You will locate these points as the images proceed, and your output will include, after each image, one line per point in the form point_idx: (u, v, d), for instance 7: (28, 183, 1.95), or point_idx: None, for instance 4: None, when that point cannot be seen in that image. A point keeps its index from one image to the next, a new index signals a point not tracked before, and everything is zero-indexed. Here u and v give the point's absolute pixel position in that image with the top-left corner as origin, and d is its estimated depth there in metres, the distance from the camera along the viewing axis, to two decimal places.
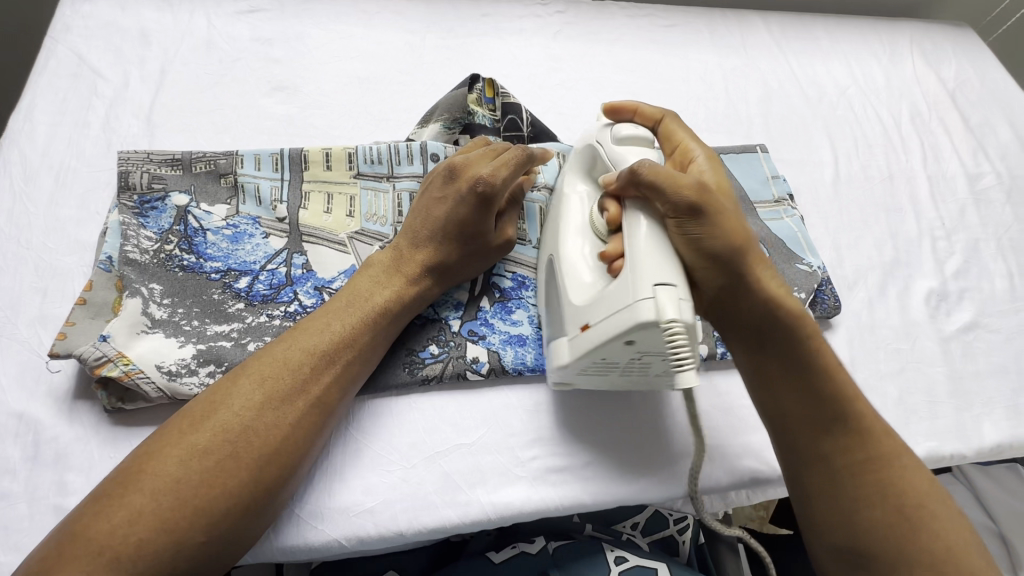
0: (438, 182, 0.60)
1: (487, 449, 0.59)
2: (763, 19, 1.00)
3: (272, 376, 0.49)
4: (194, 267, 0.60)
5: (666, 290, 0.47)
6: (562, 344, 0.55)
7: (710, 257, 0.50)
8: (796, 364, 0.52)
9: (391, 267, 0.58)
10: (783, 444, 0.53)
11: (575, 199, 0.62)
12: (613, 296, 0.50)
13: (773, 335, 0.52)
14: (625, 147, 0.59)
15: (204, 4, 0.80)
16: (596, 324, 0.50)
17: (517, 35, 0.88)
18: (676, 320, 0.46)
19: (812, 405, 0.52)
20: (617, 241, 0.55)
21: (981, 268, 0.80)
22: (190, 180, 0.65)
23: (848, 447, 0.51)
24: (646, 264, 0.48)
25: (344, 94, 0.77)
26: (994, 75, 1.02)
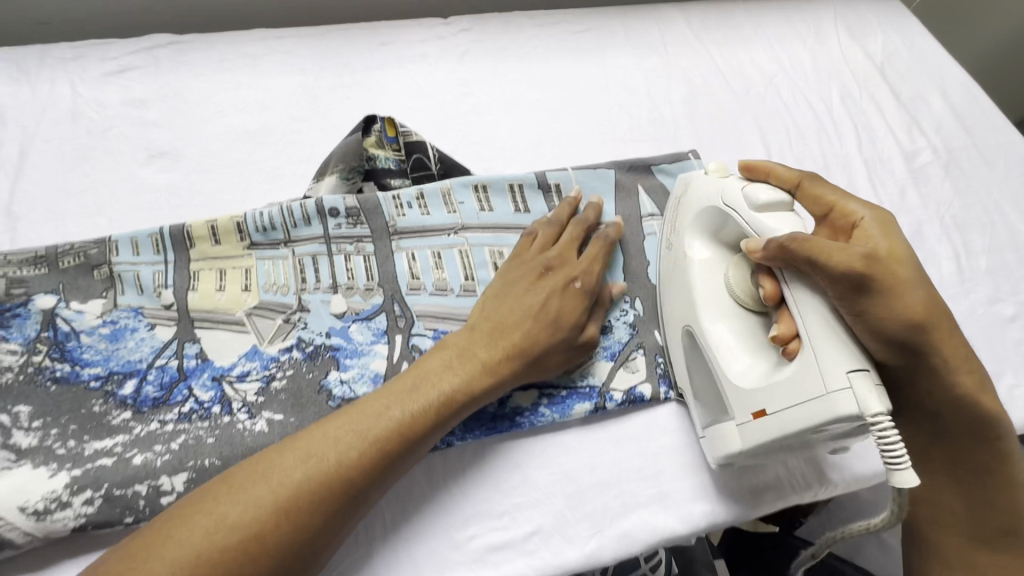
0: (530, 276, 0.60)
1: (418, 535, 0.54)
2: (681, 12, 0.96)
3: (320, 456, 0.47)
4: (69, 377, 0.54)
5: (861, 379, 0.45)
6: (730, 430, 0.54)
7: (893, 340, 0.47)
8: (969, 462, 0.53)
9: (464, 350, 0.56)
10: (926, 538, 0.56)
11: (697, 263, 0.59)
12: (795, 384, 0.48)
13: (963, 432, 0.52)
14: (766, 217, 0.53)
15: (67, 70, 0.73)
16: (776, 413, 0.49)
17: (420, 62, 0.82)
18: (883, 412, 0.43)
19: (980, 512, 0.53)
20: (784, 319, 0.51)
21: (926, 252, 0.77)
22: (58, 278, 0.58)
23: (1008, 564, 0.52)
24: (831, 352, 0.46)
25: (232, 153, 0.70)
26: (921, 43, 1.00)
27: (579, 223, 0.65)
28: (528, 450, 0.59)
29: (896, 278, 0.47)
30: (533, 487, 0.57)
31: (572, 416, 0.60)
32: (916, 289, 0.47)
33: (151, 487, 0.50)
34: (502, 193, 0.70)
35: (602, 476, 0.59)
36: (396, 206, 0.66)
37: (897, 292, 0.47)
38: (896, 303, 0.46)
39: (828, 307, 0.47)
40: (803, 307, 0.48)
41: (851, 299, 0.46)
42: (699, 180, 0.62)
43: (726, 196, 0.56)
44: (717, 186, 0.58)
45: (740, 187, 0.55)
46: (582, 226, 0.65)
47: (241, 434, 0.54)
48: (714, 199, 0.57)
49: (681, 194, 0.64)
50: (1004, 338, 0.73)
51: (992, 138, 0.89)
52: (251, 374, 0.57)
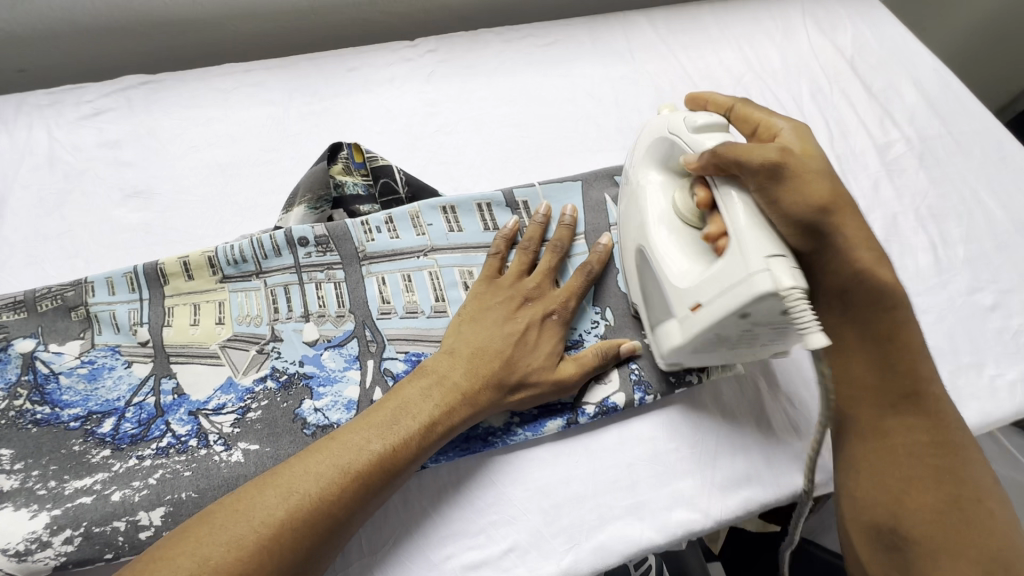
0: (510, 305, 0.61)
1: (394, 559, 0.55)
2: (647, 18, 0.96)
3: (301, 493, 0.48)
4: (49, 419, 0.55)
5: (778, 261, 0.48)
6: (672, 327, 0.58)
7: (802, 223, 0.51)
8: (878, 339, 0.53)
9: (443, 378, 0.56)
10: (843, 413, 0.55)
11: (648, 187, 0.63)
12: (722, 273, 0.51)
13: (864, 308, 0.53)
14: (703, 137, 0.57)
15: (44, 116, 0.75)
16: (708, 304, 0.52)
17: (388, 85, 0.83)
18: (796, 286, 0.47)
19: (889, 377, 0.53)
20: (716, 220, 0.55)
21: (903, 246, 0.77)
22: (37, 321, 0.59)
23: (913, 424, 0.52)
24: (752, 238, 0.49)
25: (205, 188, 0.72)
26: (891, 32, 0.99)
27: (556, 247, 0.66)
28: (502, 467, 0.59)
29: (806, 168, 0.52)
30: (507, 503, 0.58)
31: (545, 432, 0.60)
32: (820, 177, 0.52)
33: (130, 523, 0.52)
34: (470, 213, 0.71)
35: (577, 489, 0.59)
36: (365, 232, 0.67)
37: (802, 180, 0.51)
38: (802, 190, 0.51)
39: (749, 200, 0.51)
40: (726, 202, 0.52)
41: (765, 185, 0.50)
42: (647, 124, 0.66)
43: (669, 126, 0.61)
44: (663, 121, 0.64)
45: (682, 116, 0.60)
46: (559, 251, 0.66)
47: (217, 466, 0.55)
48: (661, 130, 0.62)
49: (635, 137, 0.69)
50: (985, 327, 0.72)
51: (966, 125, 0.89)
52: (227, 406, 0.59)
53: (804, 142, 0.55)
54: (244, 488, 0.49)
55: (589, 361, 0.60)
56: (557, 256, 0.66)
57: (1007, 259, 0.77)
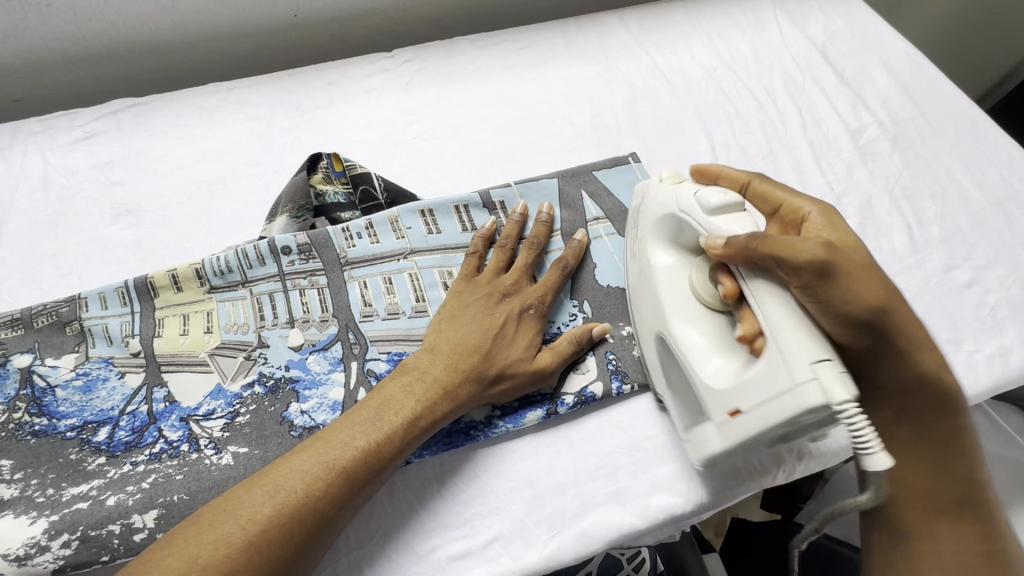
0: (489, 303, 0.63)
1: (381, 552, 0.56)
2: (619, 17, 0.98)
3: (289, 490, 0.49)
4: (47, 430, 0.58)
5: (826, 368, 0.44)
6: (709, 431, 0.54)
7: (852, 323, 0.48)
8: (929, 432, 0.51)
9: (423, 374, 0.58)
10: (894, 515, 0.51)
11: (660, 269, 0.60)
12: (765, 380, 0.48)
13: (925, 405, 0.51)
14: (722, 219, 0.54)
15: (38, 142, 0.78)
16: (750, 410, 0.49)
17: (366, 96, 0.86)
18: (847, 397, 0.43)
19: (942, 479, 0.51)
20: (747, 316, 0.51)
21: (878, 227, 0.78)
22: (33, 337, 0.62)
23: (967, 534, 0.50)
24: (794, 343, 0.46)
25: (192, 203, 0.75)
26: (862, 19, 1.00)
27: (533, 244, 0.68)
28: (485, 460, 0.60)
29: (854, 266, 0.48)
30: (491, 495, 0.59)
31: (525, 423, 0.61)
32: (872, 277, 0.49)
33: (124, 526, 0.54)
34: (448, 215, 0.73)
35: (558, 478, 0.60)
36: (346, 238, 0.69)
37: (854, 275, 0.48)
38: (855, 288, 0.47)
39: (791, 298, 0.48)
40: (764, 305, 0.48)
41: (812, 281, 0.46)
42: (654, 187, 0.64)
43: (680, 200, 0.58)
44: (672, 191, 0.61)
45: (697, 193, 0.57)
46: (536, 247, 0.67)
47: (208, 469, 0.57)
48: (671, 203, 0.59)
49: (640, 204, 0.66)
50: (962, 303, 0.72)
51: (939, 106, 0.90)
52: (216, 412, 0.61)
53: (841, 232, 0.52)
54: (231, 490, 0.50)
55: (565, 351, 0.62)
56: (534, 252, 0.67)
57: (982, 236, 0.78)
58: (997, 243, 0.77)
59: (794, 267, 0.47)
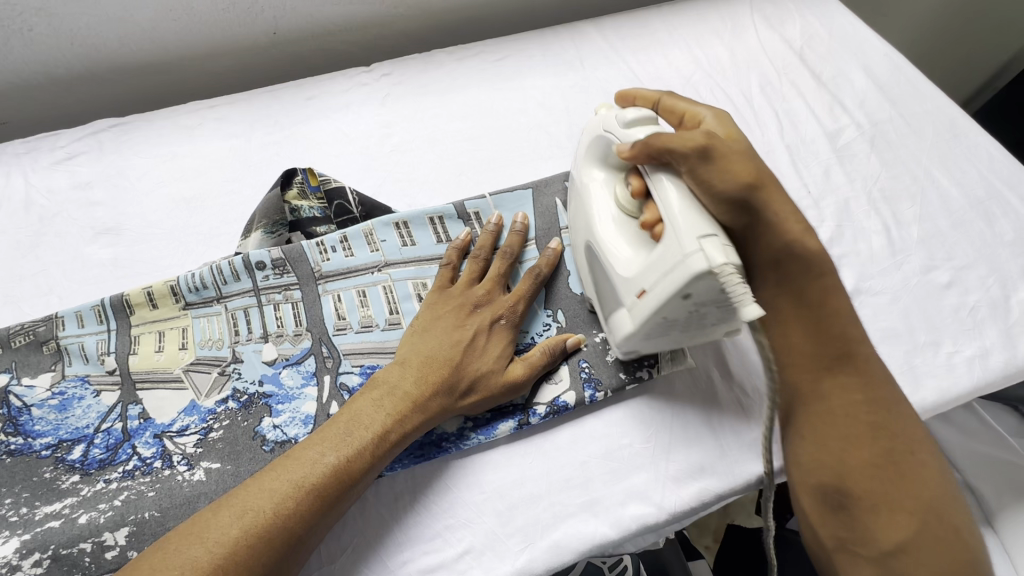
0: (460, 312, 0.63)
1: (352, 567, 0.56)
2: (596, 26, 0.99)
3: (256, 509, 0.49)
4: (23, 449, 0.58)
5: (710, 241, 0.50)
6: (623, 317, 0.59)
7: (732, 202, 0.55)
8: (810, 304, 0.58)
9: (393, 388, 0.58)
10: (786, 382, 0.58)
11: (593, 185, 0.64)
12: (661, 258, 0.53)
13: (797, 272, 0.58)
14: (637, 130, 0.58)
15: (21, 163, 0.79)
16: (652, 289, 0.54)
17: (344, 111, 0.87)
18: (728, 263, 0.49)
19: (824, 338, 0.57)
20: (652, 208, 0.57)
21: (856, 230, 0.77)
22: (11, 357, 0.63)
23: (851, 383, 0.56)
24: (683, 220, 0.51)
25: (171, 221, 0.76)
26: (841, 22, 1.00)
27: (507, 254, 0.67)
28: (457, 472, 0.60)
29: (731, 152, 0.56)
30: (463, 507, 0.59)
31: (497, 434, 0.61)
32: (742, 158, 0.56)
33: (96, 543, 0.54)
34: (422, 227, 0.73)
35: (531, 489, 0.60)
36: (320, 252, 0.70)
37: (732, 160, 0.55)
38: (732, 170, 0.55)
39: (682, 183, 0.54)
40: (658, 189, 0.54)
41: (697, 165, 0.53)
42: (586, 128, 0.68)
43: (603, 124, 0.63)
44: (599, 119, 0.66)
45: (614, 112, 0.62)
46: (511, 257, 0.67)
47: (180, 485, 0.58)
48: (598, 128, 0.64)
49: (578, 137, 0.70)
50: (941, 305, 0.72)
51: (918, 107, 0.89)
52: (190, 428, 0.61)
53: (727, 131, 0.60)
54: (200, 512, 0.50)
55: (537, 361, 0.62)
56: (507, 261, 0.67)
57: (962, 236, 0.77)
58: (977, 242, 0.77)
59: (682, 154, 0.54)
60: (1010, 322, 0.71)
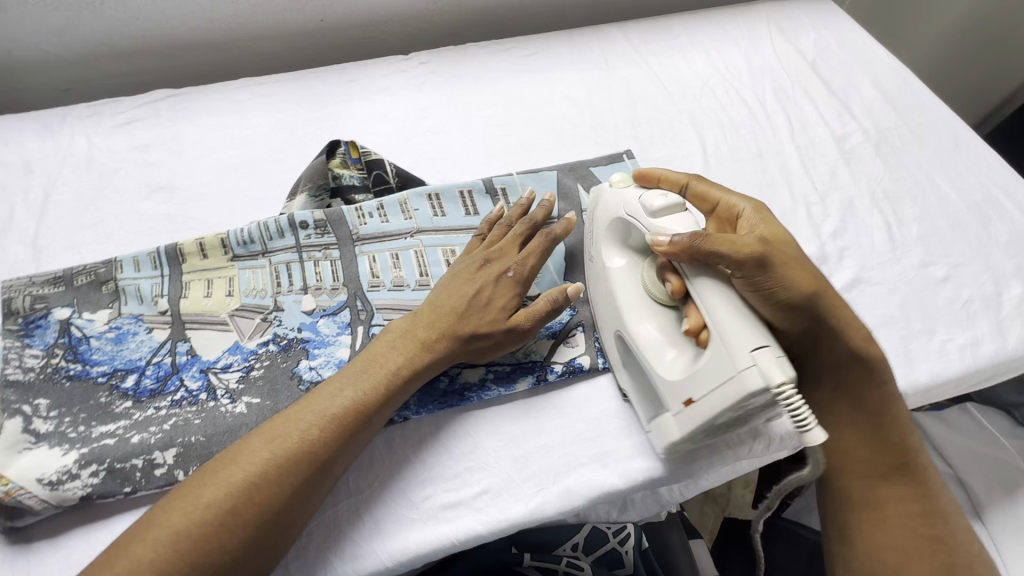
0: (470, 270, 0.66)
1: (379, 498, 0.60)
2: (621, 30, 1.05)
3: (283, 436, 0.53)
4: (81, 375, 0.63)
5: (764, 354, 0.50)
6: (669, 421, 0.59)
7: (787, 306, 0.55)
8: (862, 406, 0.60)
9: (406, 332, 0.62)
10: (841, 484, 0.61)
11: (616, 270, 0.65)
12: (713, 368, 0.53)
13: (852, 373, 0.60)
14: (664, 220, 0.59)
15: (84, 125, 0.86)
16: (702, 399, 0.54)
17: (383, 93, 0.93)
18: (784, 379, 0.49)
19: (877, 450, 0.59)
20: (694, 311, 0.57)
21: (858, 225, 0.82)
22: (72, 294, 0.68)
23: (907, 496, 0.58)
24: (734, 333, 0.51)
25: (221, 182, 0.81)
26: (852, 37, 1.07)
27: (526, 222, 0.69)
28: (478, 420, 0.65)
29: (786, 256, 0.55)
30: (482, 452, 0.63)
31: (517, 388, 0.66)
32: (804, 266, 0.55)
33: (147, 461, 0.59)
34: (453, 200, 0.78)
35: (546, 440, 0.64)
36: (358, 217, 0.75)
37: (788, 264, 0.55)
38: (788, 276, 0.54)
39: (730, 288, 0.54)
40: (704, 296, 0.54)
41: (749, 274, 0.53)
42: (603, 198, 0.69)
43: (626, 206, 0.64)
44: (618, 198, 0.66)
45: (639, 198, 0.62)
46: (529, 225, 0.69)
47: (223, 415, 0.63)
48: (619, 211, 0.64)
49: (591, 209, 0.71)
50: (937, 297, 0.76)
51: (922, 117, 0.95)
52: (233, 365, 0.66)
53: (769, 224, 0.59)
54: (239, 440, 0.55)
55: (538, 316, 0.64)
56: (523, 224, 0.69)
57: (959, 236, 0.82)
58: (973, 242, 0.81)
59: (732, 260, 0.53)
60: (1001, 315, 0.75)
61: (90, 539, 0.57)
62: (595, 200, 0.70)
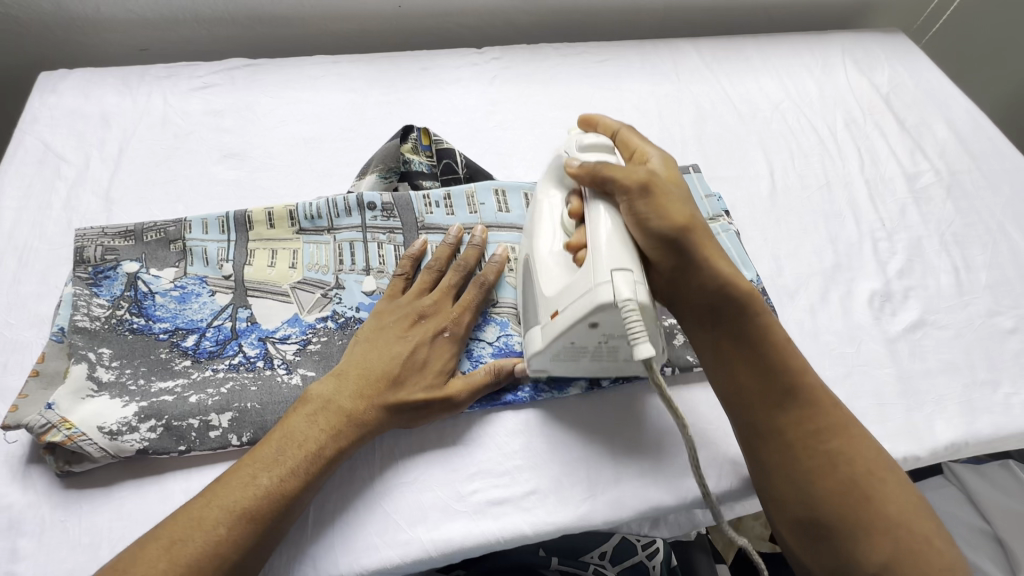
0: (403, 323, 0.61)
1: (427, 486, 0.60)
2: (694, 45, 1.05)
3: (185, 539, 0.47)
4: (143, 329, 0.64)
5: (620, 274, 0.52)
6: (535, 334, 0.60)
7: (659, 240, 0.55)
8: (751, 340, 0.55)
9: (330, 402, 0.56)
10: (744, 421, 0.55)
11: (546, 205, 0.65)
12: (576, 284, 0.55)
13: (727, 313, 0.55)
14: (589, 155, 0.60)
15: (162, 86, 0.87)
16: (564, 310, 0.55)
17: (455, 84, 0.93)
18: (632, 299, 0.51)
19: (767, 378, 0.54)
20: (580, 232, 0.59)
21: (925, 266, 0.81)
22: (141, 249, 0.69)
23: (801, 421, 0.53)
24: (606, 249, 0.53)
25: (291, 155, 0.82)
26: (928, 76, 1.05)
27: (459, 270, 0.65)
28: (531, 419, 0.64)
29: (668, 193, 0.56)
30: (533, 452, 0.63)
31: (571, 393, 0.65)
32: (682, 205, 0.56)
33: (203, 422, 0.59)
34: (518, 198, 0.78)
35: (597, 446, 0.63)
36: (425, 204, 0.75)
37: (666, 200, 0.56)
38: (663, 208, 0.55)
39: (618, 216, 0.56)
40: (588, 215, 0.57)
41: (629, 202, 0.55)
42: (551, 148, 0.68)
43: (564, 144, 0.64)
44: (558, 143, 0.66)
45: (576, 136, 0.63)
46: (465, 275, 0.65)
47: (280, 385, 0.62)
48: (559, 148, 0.65)
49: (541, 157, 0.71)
50: (1003, 348, 0.74)
51: (996, 164, 0.93)
52: (291, 337, 0.66)
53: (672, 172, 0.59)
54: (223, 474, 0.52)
55: (475, 379, 0.61)
56: (456, 274, 0.65)
57: None
58: None
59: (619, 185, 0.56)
60: None
61: (142, 492, 0.58)
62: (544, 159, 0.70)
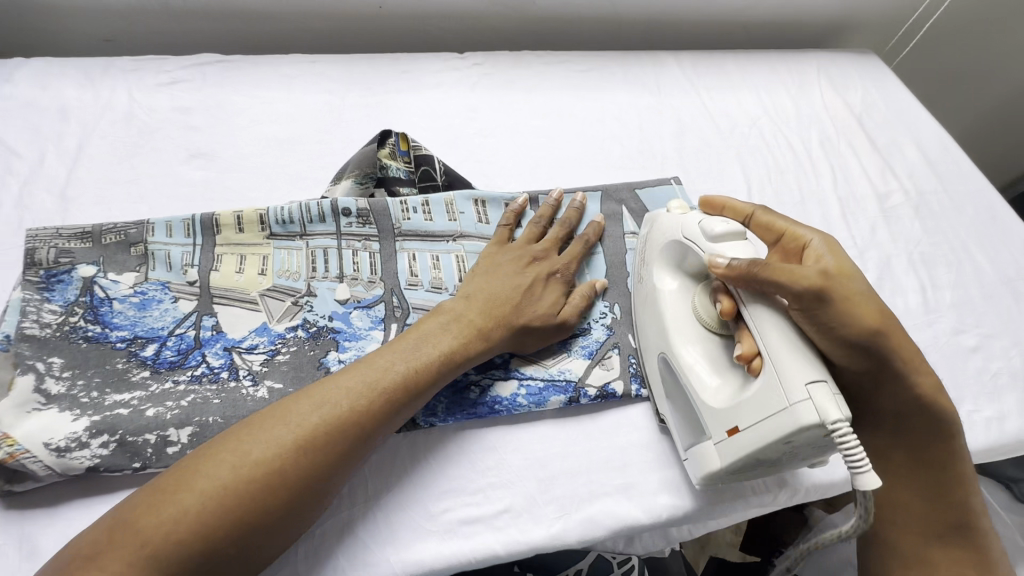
0: (516, 265, 0.65)
1: (395, 504, 0.58)
2: (675, 58, 1.05)
3: (262, 442, 0.47)
4: (99, 337, 0.60)
5: (819, 389, 0.48)
6: (709, 450, 0.57)
7: (850, 343, 0.52)
8: (924, 465, 0.59)
9: (418, 339, 0.56)
10: (888, 537, 0.62)
11: (665, 294, 0.63)
12: (761, 400, 0.51)
13: (918, 432, 0.58)
14: (722, 246, 0.57)
15: (127, 79, 0.83)
16: (748, 429, 0.51)
17: (435, 89, 0.91)
18: (842, 418, 0.46)
19: (935, 504, 0.59)
20: (746, 338, 0.53)
21: (894, 284, 0.83)
22: (99, 251, 0.65)
23: (953, 553, 0.59)
24: (791, 365, 0.49)
25: (263, 156, 0.79)
26: (899, 98, 1.08)
27: (563, 225, 0.71)
28: (505, 435, 0.63)
29: (850, 293, 0.52)
30: (507, 468, 0.61)
31: (548, 406, 0.64)
32: (864, 301, 0.52)
33: (160, 437, 0.56)
34: (499, 208, 0.77)
35: (572, 463, 0.63)
36: (402, 210, 0.73)
37: (851, 302, 0.52)
38: (854, 316, 0.52)
39: (787, 321, 0.52)
40: (755, 326, 0.52)
41: (808, 307, 0.51)
42: (659, 222, 0.66)
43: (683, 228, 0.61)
44: (676, 221, 0.64)
45: (697, 223, 0.60)
46: (568, 230, 0.71)
47: (244, 398, 0.60)
48: (675, 232, 0.62)
49: (648, 230, 0.69)
50: (966, 366, 0.76)
51: (961, 186, 0.96)
52: (259, 347, 0.63)
53: (840, 259, 0.55)
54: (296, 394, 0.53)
55: (582, 303, 0.66)
56: (561, 228, 0.71)
57: (991, 307, 0.82)
58: (1004, 316, 0.82)
59: (794, 291, 0.51)
60: None
61: (92, 511, 0.55)
62: (651, 221, 0.69)
